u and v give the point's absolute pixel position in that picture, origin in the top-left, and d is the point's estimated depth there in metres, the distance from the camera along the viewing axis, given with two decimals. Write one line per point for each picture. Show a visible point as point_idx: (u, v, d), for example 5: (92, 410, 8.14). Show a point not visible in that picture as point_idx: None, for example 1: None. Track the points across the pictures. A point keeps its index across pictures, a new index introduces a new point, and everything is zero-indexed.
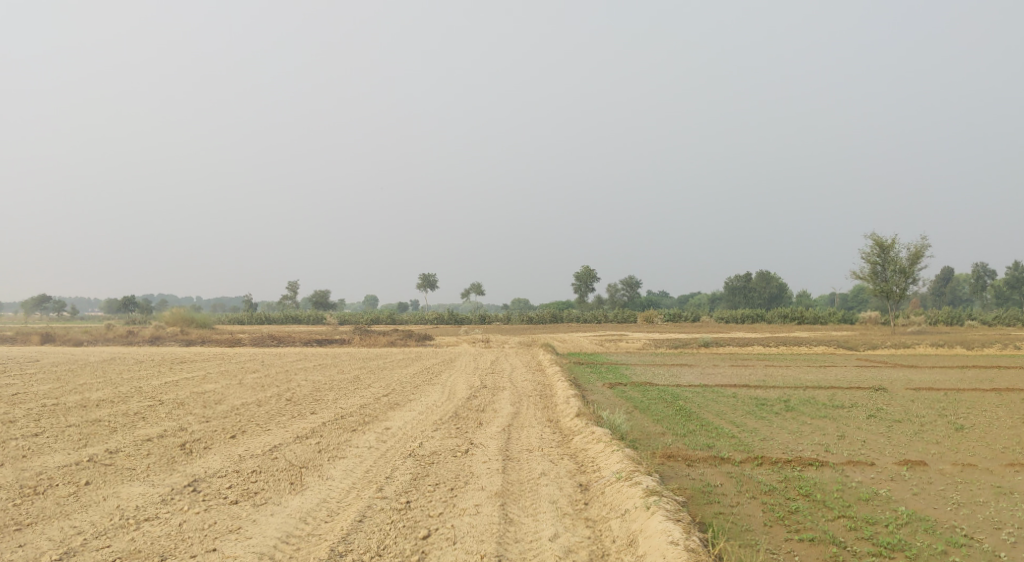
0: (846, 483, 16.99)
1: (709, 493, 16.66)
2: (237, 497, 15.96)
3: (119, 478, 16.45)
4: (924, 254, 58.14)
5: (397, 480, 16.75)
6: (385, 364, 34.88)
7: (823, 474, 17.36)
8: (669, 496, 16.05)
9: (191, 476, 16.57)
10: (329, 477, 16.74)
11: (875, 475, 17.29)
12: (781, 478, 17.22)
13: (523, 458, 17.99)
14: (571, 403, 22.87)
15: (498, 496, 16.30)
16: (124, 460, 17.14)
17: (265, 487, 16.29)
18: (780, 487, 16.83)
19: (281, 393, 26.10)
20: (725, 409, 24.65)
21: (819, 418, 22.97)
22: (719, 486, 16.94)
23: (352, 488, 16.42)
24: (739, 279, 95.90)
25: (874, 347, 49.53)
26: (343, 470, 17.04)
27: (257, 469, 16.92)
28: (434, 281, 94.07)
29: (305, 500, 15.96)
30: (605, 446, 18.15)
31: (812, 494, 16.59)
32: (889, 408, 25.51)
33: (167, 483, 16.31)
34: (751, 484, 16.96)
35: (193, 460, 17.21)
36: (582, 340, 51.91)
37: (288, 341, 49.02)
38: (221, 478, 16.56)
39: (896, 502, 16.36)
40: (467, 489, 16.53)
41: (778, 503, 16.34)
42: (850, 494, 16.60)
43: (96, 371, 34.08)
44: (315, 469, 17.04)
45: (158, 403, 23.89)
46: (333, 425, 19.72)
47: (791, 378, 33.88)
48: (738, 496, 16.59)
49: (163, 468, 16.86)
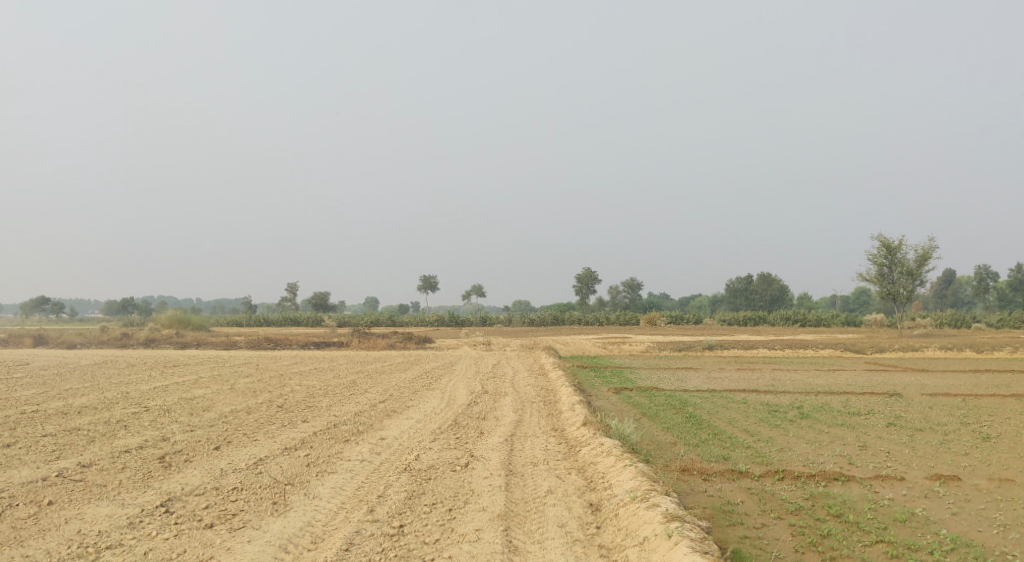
0: (877, 501, 15.90)
1: (731, 514, 15.59)
2: (212, 520, 14.87)
3: (86, 497, 15.35)
4: (932, 254, 57.01)
5: (391, 499, 15.66)
6: (382, 368, 33.80)
7: (850, 491, 16.26)
8: (691, 521, 14.98)
9: (165, 495, 15.49)
10: (316, 496, 15.65)
11: (908, 492, 16.19)
12: (806, 495, 16.12)
13: (528, 473, 16.89)
14: (577, 410, 21.79)
15: (501, 519, 15.21)
16: (95, 475, 16.05)
17: (245, 508, 15.21)
18: (806, 505, 15.76)
19: (274, 399, 24.99)
20: (736, 416, 23.50)
21: (836, 426, 21.88)
22: (741, 505, 15.86)
23: (341, 509, 15.34)
24: (742, 280, 94.95)
25: (882, 351, 48.34)
26: (332, 487, 15.95)
27: (238, 486, 15.84)
28: (434, 282, 92.86)
29: (288, 524, 14.87)
30: (615, 460, 17.04)
31: (842, 515, 15.51)
32: (908, 416, 24.37)
33: (137, 503, 15.21)
34: (775, 503, 15.89)
35: (170, 476, 16.12)
36: (584, 342, 50.80)
37: (285, 344, 47.81)
38: (198, 497, 15.48)
39: (936, 524, 15.28)
40: (466, 510, 15.44)
41: (808, 525, 15.27)
42: (883, 515, 15.51)
43: (87, 375, 32.97)
44: (301, 486, 15.95)
45: (144, 410, 22.83)
46: (324, 435, 18.64)
47: (801, 383, 32.75)
48: (763, 517, 15.52)
49: (137, 485, 15.76)
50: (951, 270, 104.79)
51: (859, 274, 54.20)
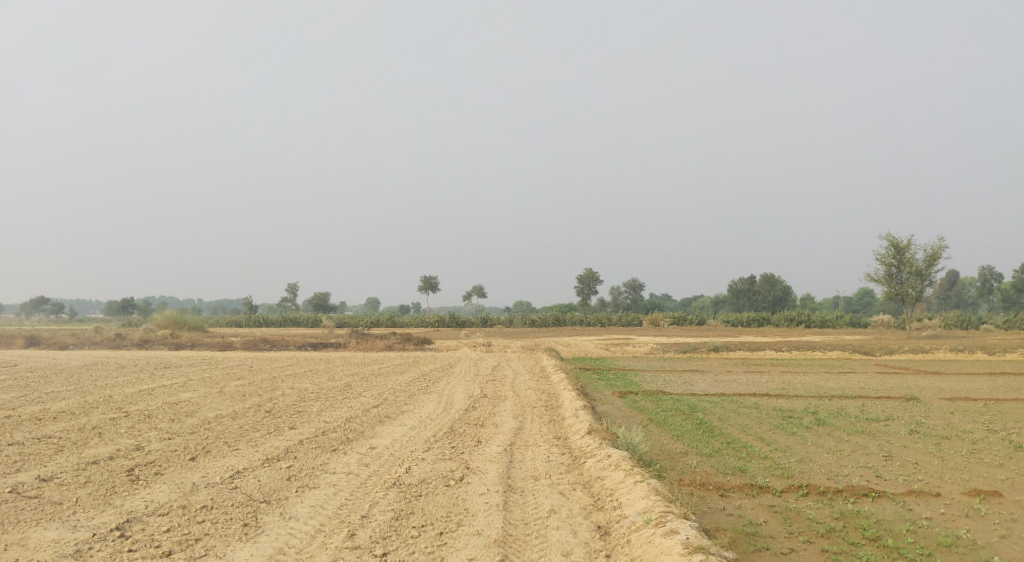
0: (914, 522, 14.67)
1: (755, 537, 14.41)
2: (172, 547, 13.67)
3: (35, 518, 14.14)
4: (941, 254, 55.78)
5: (376, 520, 14.44)
6: (379, 370, 32.47)
7: (883, 509, 15.04)
8: (709, 549, 13.72)
9: (125, 515, 14.27)
10: (293, 517, 14.44)
11: (946, 510, 14.98)
12: (836, 515, 14.91)
13: (528, 489, 15.66)
14: (581, 416, 20.51)
15: (497, 545, 14.00)
16: (52, 492, 14.82)
17: (211, 532, 13.99)
18: (836, 527, 14.57)
19: (263, 404, 23.73)
20: (749, 423, 22.24)
21: (857, 434, 20.63)
22: (764, 526, 14.67)
23: (319, 532, 14.13)
24: (744, 281, 93.58)
25: (891, 353, 47.09)
26: (311, 506, 14.72)
27: (208, 505, 14.62)
28: (435, 283, 91.38)
29: (256, 552, 13.66)
30: (625, 476, 15.78)
31: (880, 538, 14.31)
32: (930, 421, 23.11)
33: (90, 526, 13.99)
34: (802, 524, 14.68)
35: (135, 491, 14.90)
36: (587, 344, 49.48)
37: (281, 345, 46.65)
38: (161, 517, 14.25)
39: (984, 549, 14.08)
40: (458, 534, 14.23)
41: (840, 551, 14.09)
42: (924, 539, 14.30)
43: (72, 377, 31.70)
44: (278, 505, 14.73)
45: (123, 415, 21.61)
46: (311, 443, 17.39)
47: (813, 387, 31.49)
48: (791, 540, 14.34)
49: (96, 503, 14.55)
50: (954, 271, 103.48)
51: (866, 274, 53.00)
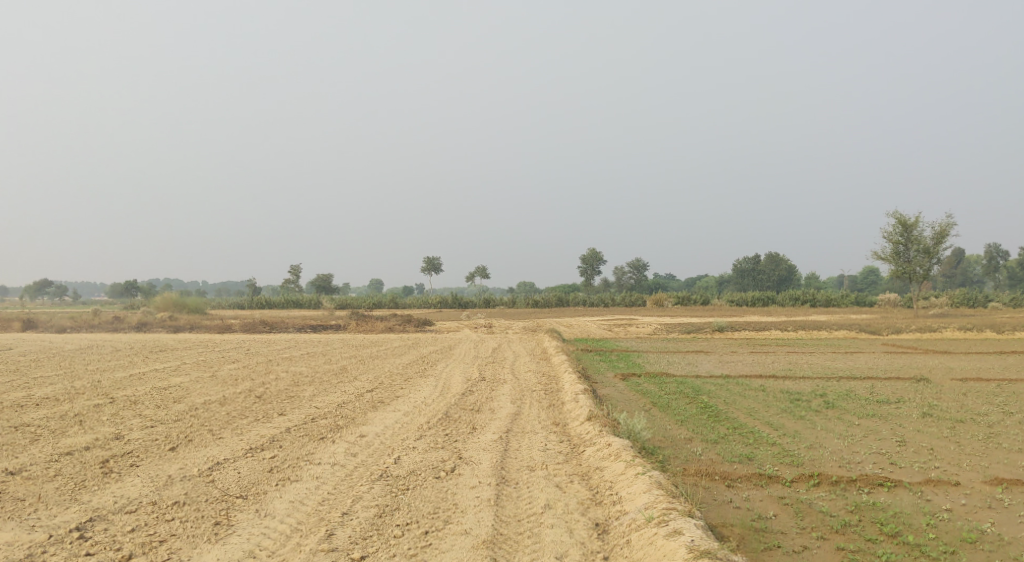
0: (934, 515, 13.97)
1: (764, 534, 13.71)
2: (133, 550, 13.15)
3: None
4: (950, 232, 54.89)
5: (358, 518, 13.83)
6: (377, 352, 31.78)
7: (900, 500, 14.34)
8: (709, 551, 13.03)
9: (89, 513, 13.76)
10: (269, 515, 13.86)
11: (968, 502, 14.27)
12: (849, 507, 14.21)
13: (522, 481, 14.95)
14: (581, 401, 19.74)
15: (485, 547, 13.34)
16: (18, 487, 14.31)
17: (177, 533, 13.45)
18: (852, 521, 13.87)
19: (254, 389, 23.03)
20: (756, 406, 21.45)
21: (869, 417, 19.86)
22: (773, 521, 13.98)
23: (295, 532, 13.56)
24: (748, 261, 92.77)
25: (898, 332, 46.28)
26: (289, 503, 14.12)
27: (180, 501, 14.09)
28: (438, 264, 90.58)
29: (224, 555, 13.13)
30: (626, 467, 15.04)
31: (899, 534, 13.61)
32: (942, 403, 22.36)
33: (49, 526, 13.48)
34: (814, 519, 13.98)
35: (105, 486, 14.38)
36: (590, 325, 48.70)
37: (281, 327, 46.00)
38: (127, 516, 13.73)
39: (1009, 544, 13.39)
40: (445, 534, 13.56)
41: (857, 549, 13.38)
42: (946, 534, 13.61)
43: (65, 361, 31.01)
44: (254, 501, 14.15)
45: (109, 401, 20.95)
46: (298, 431, 16.71)
47: (820, 368, 30.70)
48: (803, 537, 13.65)
49: (61, 499, 14.04)
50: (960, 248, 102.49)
51: (873, 253, 52.12)
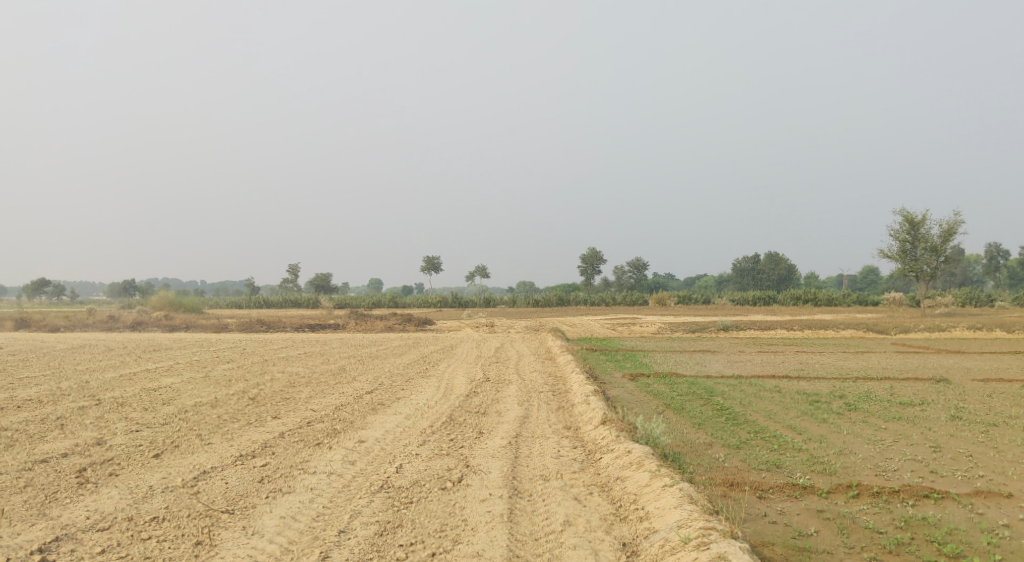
0: (992, 532, 13.12)
1: (810, 554, 12.84)
2: None
3: None
4: (957, 229, 53.77)
5: (359, 537, 12.83)
6: (377, 352, 30.81)
7: (952, 515, 13.46)
8: None
9: (56, 530, 12.77)
10: (258, 534, 12.85)
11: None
12: (897, 523, 13.32)
13: (537, 493, 13.91)
14: (592, 403, 18.60)
15: None
16: None
17: (153, 555, 12.47)
18: (904, 539, 13.01)
19: (248, 390, 22.01)
20: (775, 409, 20.35)
21: (894, 420, 18.79)
22: (816, 539, 13.10)
23: (289, 553, 12.56)
24: (748, 260, 91.72)
25: (907, 333, 45.23)
26: (281, 519, 13.10)
27: (160, 516, 13.09)
28: (437, 263, 89.54)
29: None
30: (649, 478, 14.01)
31: (960, 556, 12.76)
32: (967, 405, 21.35)
33: (11, 547, 12.50)
34: (863, 537, 13.11)
35: (78, 499, 13.38)
36: (594, 324, 47.59)
37: (278, 326, 44.94)
38: (98, 534, 12.73)
39: None
40: (455, 556, 12.58)
41: None
42: (1012, 554, 12.77)
43: (54, 361, 29.90)
44: (243, 517, 13.14)
45: (95, 403, 19.94)
46: (292, 436, 15.62)
47: (833, 368, 29.64)
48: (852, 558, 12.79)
49: (29, 514, 13.04)
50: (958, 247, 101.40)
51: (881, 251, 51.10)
